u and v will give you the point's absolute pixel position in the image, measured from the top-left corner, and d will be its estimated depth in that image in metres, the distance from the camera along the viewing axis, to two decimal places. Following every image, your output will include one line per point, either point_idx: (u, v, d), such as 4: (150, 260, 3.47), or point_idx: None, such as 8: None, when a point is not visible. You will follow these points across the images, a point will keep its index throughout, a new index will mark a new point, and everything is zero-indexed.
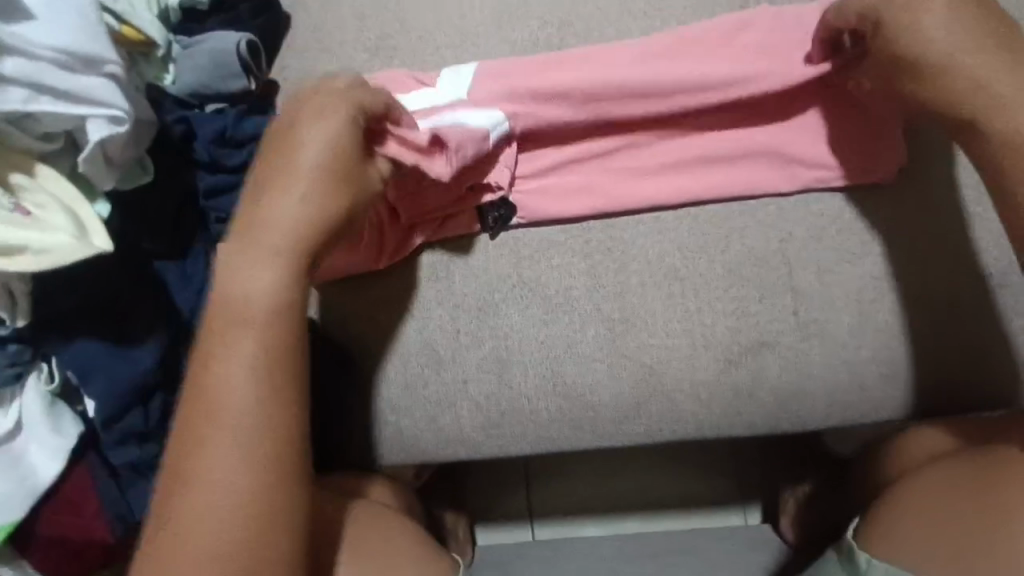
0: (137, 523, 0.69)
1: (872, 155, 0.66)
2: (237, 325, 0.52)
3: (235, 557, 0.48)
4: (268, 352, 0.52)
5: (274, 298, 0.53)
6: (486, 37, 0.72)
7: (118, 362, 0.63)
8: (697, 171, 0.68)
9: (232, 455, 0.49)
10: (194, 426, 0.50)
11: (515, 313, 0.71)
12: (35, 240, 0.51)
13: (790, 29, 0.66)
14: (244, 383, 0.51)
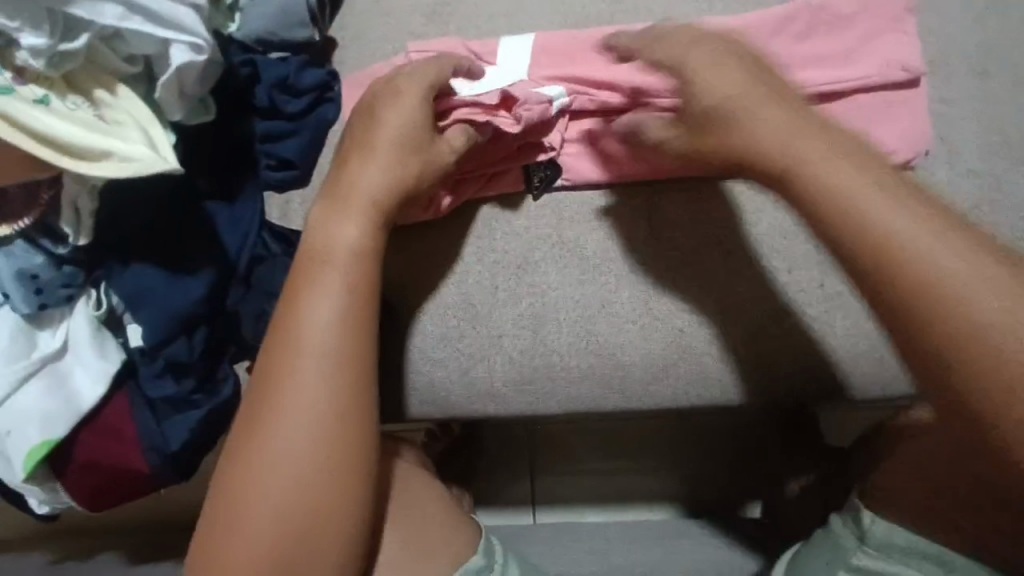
0: (172, 454, 0.69)
1: (902, 138, 0.69)
2: (321, 273, 0.59)
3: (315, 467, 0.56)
4: (344, 295, 0.59)
5: (354, 253, 0.61)
6: (539, 10, 0.76)
7: (172, 290, 0.66)
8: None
9: (316, 382, 0.57)
10: (285, 355, 0.58)
11: (553, 272, 0.74)
12: (119, 149, 0.53)
13: (823, 20, 0.71)
14: (327, 322, 0.58)
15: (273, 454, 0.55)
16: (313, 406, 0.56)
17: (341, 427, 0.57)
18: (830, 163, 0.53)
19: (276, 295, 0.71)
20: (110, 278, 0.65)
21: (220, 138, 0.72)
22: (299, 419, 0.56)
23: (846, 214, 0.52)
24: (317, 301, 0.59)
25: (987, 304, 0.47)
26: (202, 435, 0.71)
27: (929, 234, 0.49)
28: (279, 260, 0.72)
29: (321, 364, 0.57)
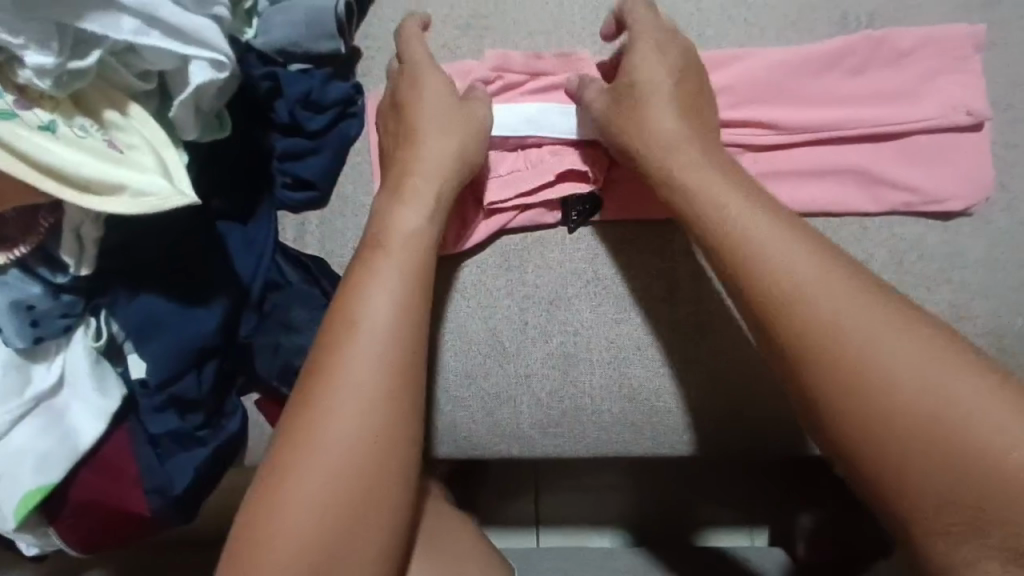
0: (177, 496, 0.64)
1: (960, 184, 0.66)
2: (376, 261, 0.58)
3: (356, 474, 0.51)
4: (383, 330, 0.55)
5: (413, 239, 0.59)
6: (582, 27, 0.71)
7: (183, 322, 0.61)
8: (787, 183, 0.68)
9: (366, 376, 0.53)
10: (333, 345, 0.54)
11: (587, 310, 0.69)
12: (135, 181, 0.47)
13: (882, 57, 0.68)
14: (381, 309, 0.55)
15: (295, 498, 0.50)
16: (344, 445, 0.52)
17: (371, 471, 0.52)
18: (769, 230, 0.53)
19: (292, 327, 0.66)
20: (114, 308, 0.60)
21: (233, 155, 0.67)
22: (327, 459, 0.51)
23: (776, 287, 0.51)
24: (361, 326, 0.55)
25: (904, 370, 0.46)
26: (209, 472, 0.66)
27: (856, 311, 0.49)
28: (295, 289, 0.67)
29: (353, 404, 0.53)
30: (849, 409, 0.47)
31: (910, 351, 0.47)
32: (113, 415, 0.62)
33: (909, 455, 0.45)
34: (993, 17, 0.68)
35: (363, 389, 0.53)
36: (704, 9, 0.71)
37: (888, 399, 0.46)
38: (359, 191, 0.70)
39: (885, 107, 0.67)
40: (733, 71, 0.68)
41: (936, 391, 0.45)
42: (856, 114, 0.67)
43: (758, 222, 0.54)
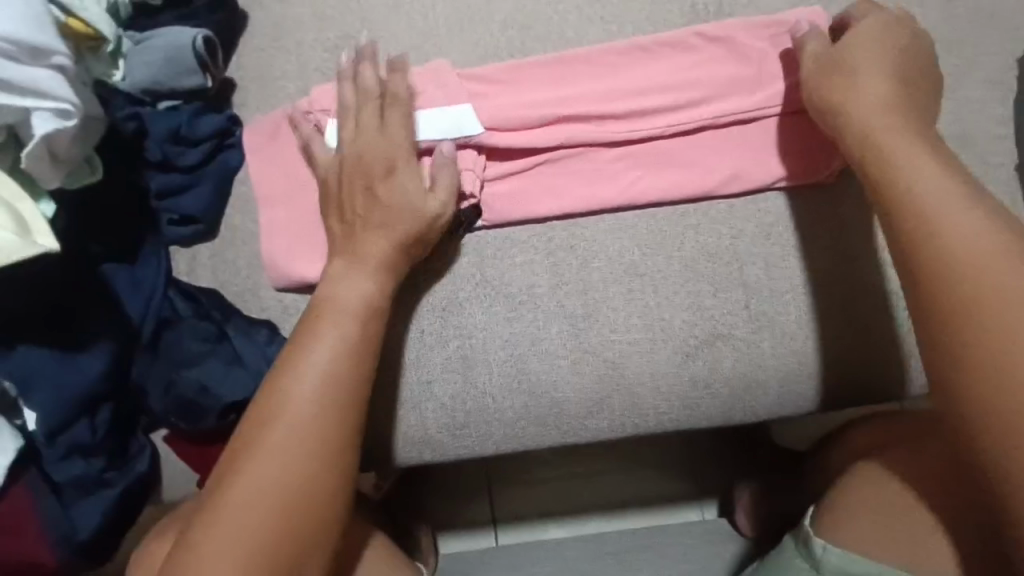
0: (84, 541, 0.65)
1: (818, 156, 0.69)
2: (327, 320, 0.59)
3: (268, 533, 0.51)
4: (319, 386, 0.56)
5: (365, 302, 0.61)
6: (448, 39, 0.73)
7: (66, 370, 0.62)
8: (655, 171, 0.71)
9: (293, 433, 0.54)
10: (273, 398, 0.56)
11: (480, 311, 0.71)
12: None
13: (736, 41, 0.71)
14: (320, 364, 0.57)
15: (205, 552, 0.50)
16: (264, 496, 0.52)
17: (277, 537, 0.51)
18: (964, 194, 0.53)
19: (186, 362, 0.67)
20: None
21: (113, 197, 0.67)
22: (240, 509, 0.51)
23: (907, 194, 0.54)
24: (303, 380, 0.56)
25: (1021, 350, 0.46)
26: (116, 516, 0.67)
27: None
28: (186, 323, 0.68)
29: (280, 454, 0.54)
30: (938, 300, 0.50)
31: None
32: (9, 469, 0.62)
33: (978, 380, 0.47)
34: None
35: (284, 471, 0.53)
36: (563, 11, 0.73)
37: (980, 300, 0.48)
38: (245, 218, 0.71)
39: (742, 90, 0.70)
40: (595, 71, 0.72)
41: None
42: (713, 100, 0.70)
43: (942, 184, 0.54)
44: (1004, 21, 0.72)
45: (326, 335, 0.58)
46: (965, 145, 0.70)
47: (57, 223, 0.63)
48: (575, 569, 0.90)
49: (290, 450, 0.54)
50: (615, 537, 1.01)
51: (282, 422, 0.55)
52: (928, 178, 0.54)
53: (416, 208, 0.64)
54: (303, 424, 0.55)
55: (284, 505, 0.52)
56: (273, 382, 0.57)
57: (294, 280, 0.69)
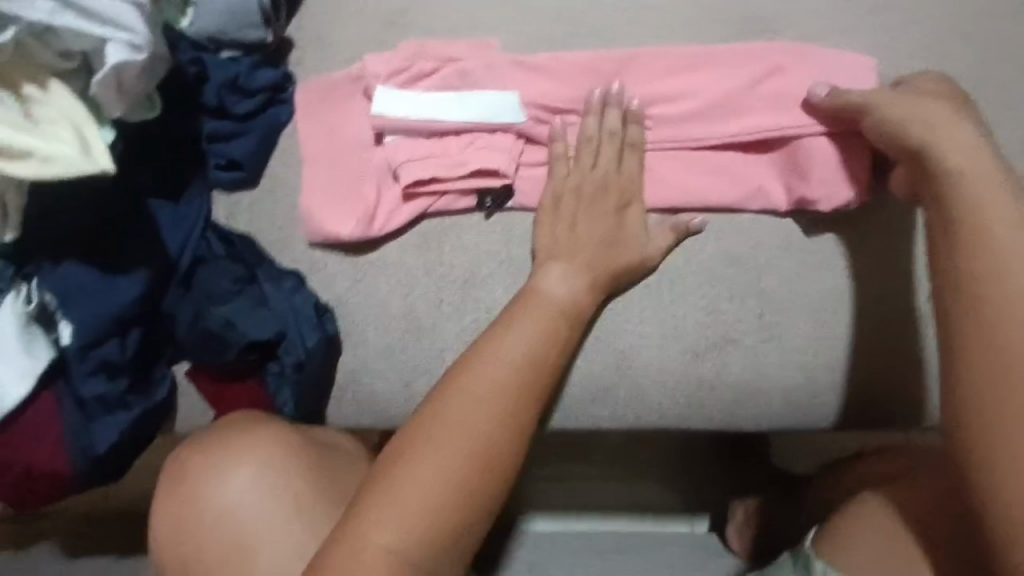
0: (101, 455, 0.67)
1: (840, 178, 0.69)
2: (528, 307, 0.63)
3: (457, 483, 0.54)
4: (524, 361, 0.60)
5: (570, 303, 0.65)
6: (500, 23, 0.75)
7: (106, 290, 0.65)
8: (683, 173, 0.72)
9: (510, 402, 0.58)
10: (475, 365, 0.60)
11: (499, 289, 0.73)
12: (45, 149, 0.53)
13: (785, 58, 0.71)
14: (522, 343, 0.61)
15: (413, 489, 0.53)
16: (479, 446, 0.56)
17: (459, 491, 0.54)
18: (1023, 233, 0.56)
19: (215, 298, 0.69)
20: (41, 274, 0.65)
21: (167, 135, 0.71)
22: (428, 457, 0.55)
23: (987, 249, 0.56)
24: (503, 355, 0.60)
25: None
26: (132, 437, 0.69)
27: None
28: (220, 262, 0.71)
29: (489, 412, 0.57)
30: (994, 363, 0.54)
31: None
32: (39, 376, 0.66)
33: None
34: (880, 21, 0.73)
35: (456, 430, 0.56)
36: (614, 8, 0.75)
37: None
38: (288, 172, 0.75)
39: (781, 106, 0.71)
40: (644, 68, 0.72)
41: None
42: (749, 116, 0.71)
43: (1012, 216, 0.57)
44: None
45: (516, 321, 0.62)
46: None
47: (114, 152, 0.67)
48: (561, 561, 0.91)
49: (481, 408, 0.57)
50: (605, 538, 1.01)
51: (486, 389, 0.58)
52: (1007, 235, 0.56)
53: (644, 248, 0.70)
54: (488, 394, 0.58)
55: (482, 462, 0.56)
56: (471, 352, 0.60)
57: (324, 236, 0.73)
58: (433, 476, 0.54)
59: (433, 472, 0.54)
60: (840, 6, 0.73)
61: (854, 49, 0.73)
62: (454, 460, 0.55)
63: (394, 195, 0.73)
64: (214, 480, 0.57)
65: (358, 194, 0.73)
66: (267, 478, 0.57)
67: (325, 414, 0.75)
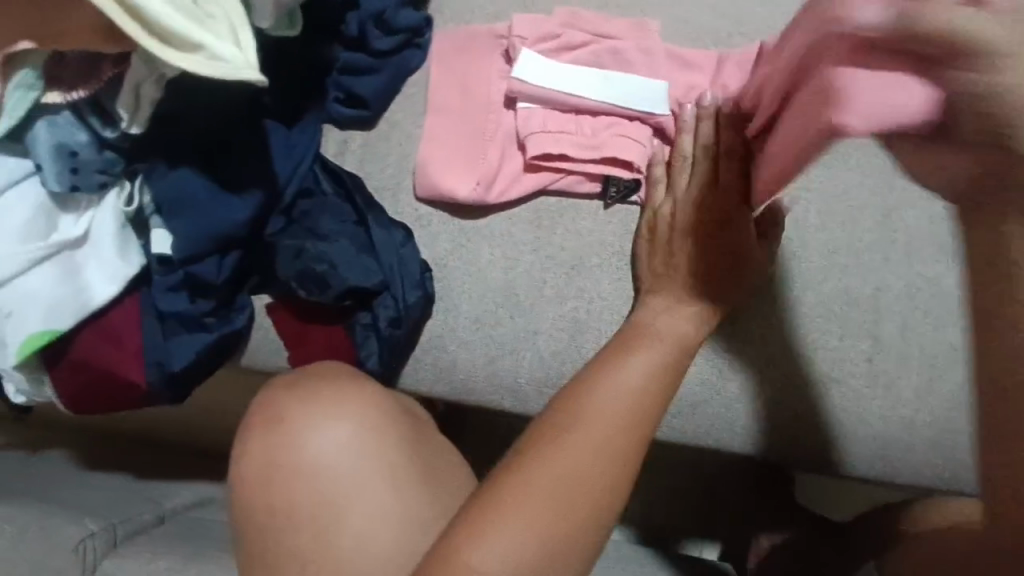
0: (175, 373, 0.64)
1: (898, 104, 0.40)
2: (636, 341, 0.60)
3: (552, 523, 0.50)
4: (631, 397, 0.57)
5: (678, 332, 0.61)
6: (657, 10, 0.72)
7: (215, 205, 0.62)
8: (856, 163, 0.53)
9: (624, 443, 0.55)
10: (576, 401, 0.56)
11: (606, 281, 0.70)
12: (211, 44, 0.47)
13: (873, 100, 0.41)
14: (632, 378, 0.57)
15: (506, 529, 0.49)
16: (576, 486, 0.52)
17: (557, 528, 0.50)
18: None
19: (318, 235, 0.66)
20: (150, 176, 0.61)
21: (299, 58, 0.67)
22: (523, 494, 0.51)
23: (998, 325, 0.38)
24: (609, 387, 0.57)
25: None
26: (208, 360, 0.66)
27: None
28: (328, 199, 0.67)
29: (597, 456, 0.53)
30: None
31: None
32: (127, 281, 0.63)
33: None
34: None
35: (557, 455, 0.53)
36: (779, 17, 0.71)
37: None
38: (409, 120, 0.71)
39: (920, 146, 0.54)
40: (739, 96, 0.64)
41: None
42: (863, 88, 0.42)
43: None
44: None
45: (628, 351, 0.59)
46: None
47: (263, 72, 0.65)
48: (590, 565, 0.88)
49: (581, 456, 0.53)
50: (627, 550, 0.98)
51: (587, 426, 0.55)
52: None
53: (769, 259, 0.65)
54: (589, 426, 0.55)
55: (582, 502, 0.52)
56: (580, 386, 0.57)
57: (436, 193, 0.69)
58: (531, 518, 0.50)
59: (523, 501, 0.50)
60: None
61: None
62: (542, 511, 0.50)
63: (518, 164, 0.70)
64: (308, 432, 0.55)
65: (481, 156, 0.70)
66: (361, 442, 0.55)
67: (399, 374, 0.71)
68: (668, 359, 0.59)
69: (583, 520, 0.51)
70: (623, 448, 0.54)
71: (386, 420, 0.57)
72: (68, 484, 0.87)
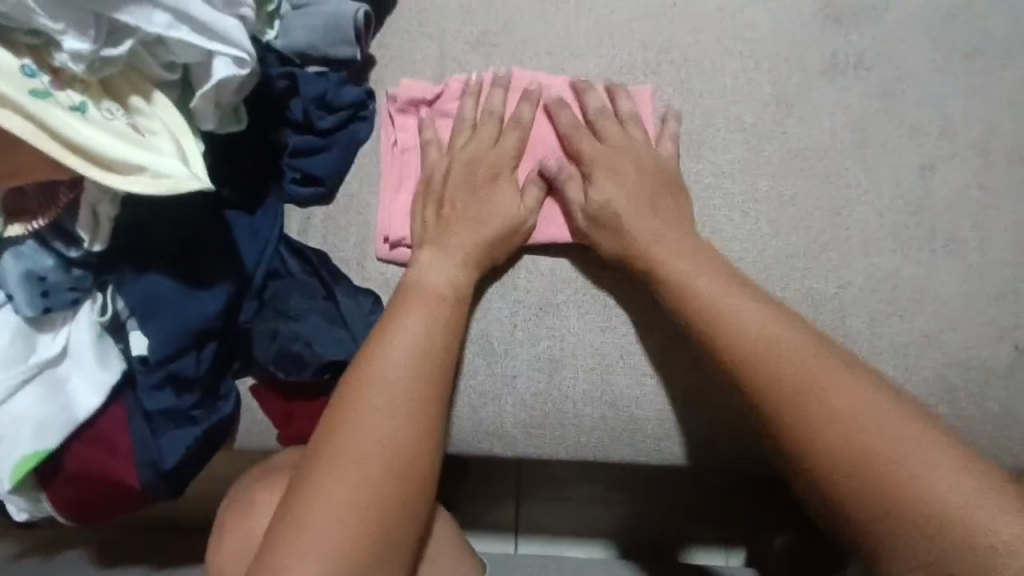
0: (168, 470, 0.66)
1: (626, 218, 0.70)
2: (422, 293, 0.63)
3: (370, 484, 0.54)
4: (417, 348, 0.60)
5: (458, 286, 0.65)
6: (585, 49, 0.74)
7: (185, 302, 0.64)
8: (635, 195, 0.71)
9: (390, 408, 0.57)
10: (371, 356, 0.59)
11: (575, 316, 0.71)
12: (156, 163, 0.51)
13: None
14: (415, 333, 0.61)
15: (321, 495, 0.53)
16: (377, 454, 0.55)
17: (354, 481, 0.53)
18: (849, 392, 0.55)
19: (290, 315, 0.68)
20: (119, 285, 0.64)
21: (249, 146, 0.69)
22: (357, 467, 0.54)
23: (780, 385, 0.56)
24: (394, 345, 0.60)
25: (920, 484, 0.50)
26: (200, 451, 0.67)
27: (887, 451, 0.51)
28: (295, 279, 0.69)
29: (387, 412, 0.57)
30: (784, 442, 0.56)
31: (928, 468, 0.50)
32: (111, 387, 0.65)
33: (861, 521, 0.51)
34: (974, 67, 0.71)
35: (399, 401, 0.57)
36: (702, 40, 0.73)
37: (858, 463, 0.52)
38: (365, 190, 0.72)
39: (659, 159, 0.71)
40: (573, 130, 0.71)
41: (878, 478, 0.51)
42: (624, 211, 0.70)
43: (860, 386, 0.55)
44: None
45: (416, 299, 0.63)
46: None
47: (212, 167, 0.67)
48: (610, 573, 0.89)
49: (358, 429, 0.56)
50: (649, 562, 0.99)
51: (375, 386, 0.58)
52: (801, 353, 0.57)
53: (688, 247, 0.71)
54: (409, 361, 0.59)
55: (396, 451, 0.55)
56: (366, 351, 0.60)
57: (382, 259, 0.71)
58: (325, 487, 0.53)
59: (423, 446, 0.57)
60: (935, 51, 0.71)
61: (947, 93, 0.71)
62: (356, 478, 0.53)
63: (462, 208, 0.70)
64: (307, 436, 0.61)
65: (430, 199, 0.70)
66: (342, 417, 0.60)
67: None
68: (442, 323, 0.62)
69: (358, 474, 0.54)
70: (416, 428, 0.57)
71: (355, 423, 0.56)
72: (88, 574, 0.90)
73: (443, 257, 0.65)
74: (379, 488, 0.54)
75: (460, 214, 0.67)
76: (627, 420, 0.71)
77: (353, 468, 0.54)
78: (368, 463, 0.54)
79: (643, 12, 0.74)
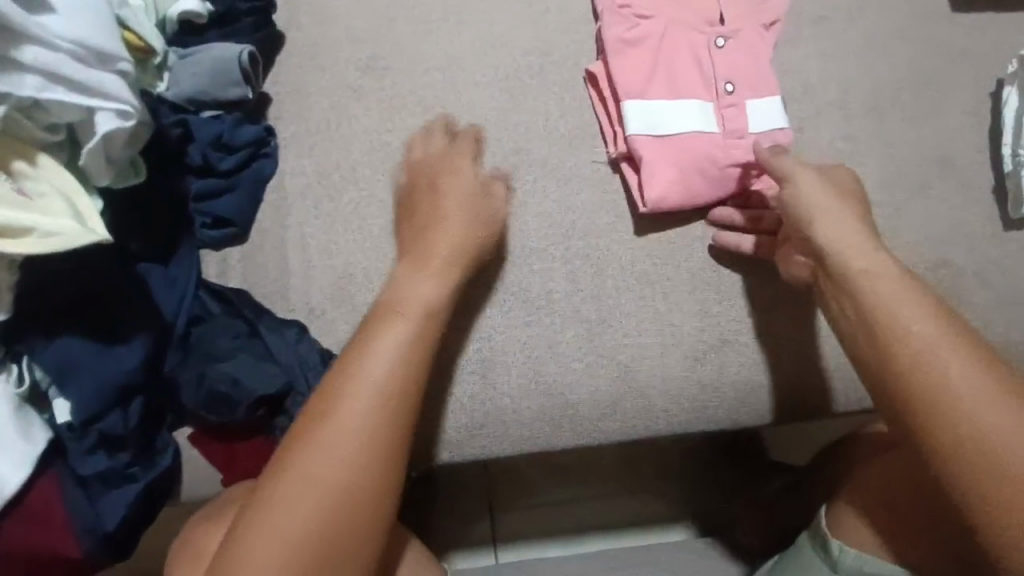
0: (110, 532, 0.65)
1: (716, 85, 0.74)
2: (391, 311, 0.62)
3: (321, 523, 0.53)
4: (387, 376, 0.58)
5: (431, 300, 0.63)
6: (473, 61, 0.78)
7: (102, 358, 0.64)
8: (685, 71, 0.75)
9: (350, 442, 0.56)
10: (342, 380, 0.58)
11: (497, 315, 0.74)
12: (44, 222, 0.51)
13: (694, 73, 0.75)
14: (388, 354, 0.59)
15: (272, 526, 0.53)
16: (336, 490, 0.54)
17: (306, 519, 0.53)
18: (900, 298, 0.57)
19: (217, 358, 0.68)
20: (33, 352, 0.63)
21: (152, 199, 0.70)
22: (309, 498, 0.54)
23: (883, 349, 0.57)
24: (363, 375, 0.58)
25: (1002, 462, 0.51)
26: (142, 507, 0.67)
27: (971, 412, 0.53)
28: (218, 321, 0.70)
29: (344, 445, 0.55)
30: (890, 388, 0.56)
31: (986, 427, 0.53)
32: (38, 459, 0.63)
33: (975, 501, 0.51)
34: (823, 34, 0.78)
35: (359, 433, 0.56)
36: (579, 39, 0.78)
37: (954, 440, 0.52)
38: (277, 225, 0.73)
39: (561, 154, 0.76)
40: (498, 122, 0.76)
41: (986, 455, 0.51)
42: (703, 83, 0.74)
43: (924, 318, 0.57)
44: (979, 58, 0.77)
45: (389, 317, 0.61)
46: (949, 168, 0.75)
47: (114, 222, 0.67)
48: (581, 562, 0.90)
49: (316, 461, 0.55)
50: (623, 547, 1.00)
51: (336, 419, 0.56)
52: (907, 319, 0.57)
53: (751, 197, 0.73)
54: (383, 372, 0.58)
55: (353, 492, 0.55)
56: (337, 372, 0.59)
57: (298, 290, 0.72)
58: (277, 520, 0.53)
59: (385, 480, 0.56)
60: (787, 24, 0.78)
61: (803, 58, 0.77)
62: (303, 515, 0.53)
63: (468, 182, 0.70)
64: None
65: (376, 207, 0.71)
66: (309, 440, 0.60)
67: None
68: (420, 340, 0.61)
69: (310, 511, 0.53)
70: (377, 461, 0.56)
71: (316, 455, 0.55)
72: None
73: (419, 267, 0.65)
74: (335, 529, 0.54)
75: (437, 227, 0.67)
76: (560, 407, 0.73)
77: (303, 498, 0.54)
78: (318, 497, 0.54)
79: (520, 21, 0.79)
